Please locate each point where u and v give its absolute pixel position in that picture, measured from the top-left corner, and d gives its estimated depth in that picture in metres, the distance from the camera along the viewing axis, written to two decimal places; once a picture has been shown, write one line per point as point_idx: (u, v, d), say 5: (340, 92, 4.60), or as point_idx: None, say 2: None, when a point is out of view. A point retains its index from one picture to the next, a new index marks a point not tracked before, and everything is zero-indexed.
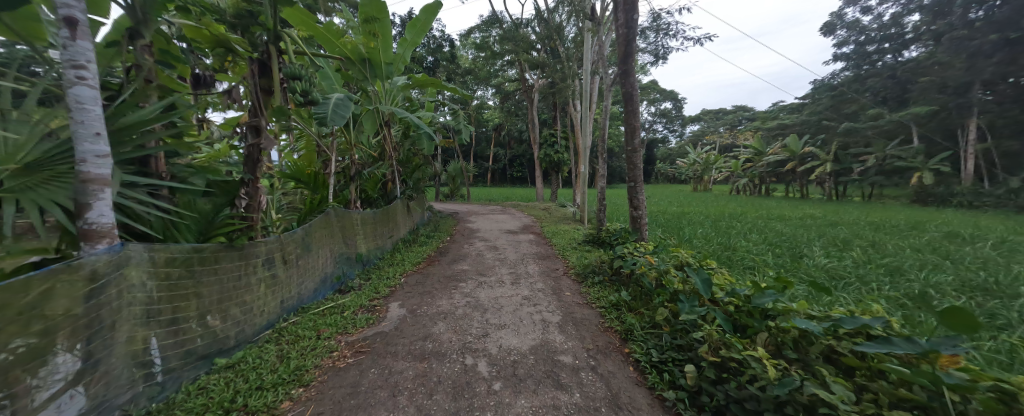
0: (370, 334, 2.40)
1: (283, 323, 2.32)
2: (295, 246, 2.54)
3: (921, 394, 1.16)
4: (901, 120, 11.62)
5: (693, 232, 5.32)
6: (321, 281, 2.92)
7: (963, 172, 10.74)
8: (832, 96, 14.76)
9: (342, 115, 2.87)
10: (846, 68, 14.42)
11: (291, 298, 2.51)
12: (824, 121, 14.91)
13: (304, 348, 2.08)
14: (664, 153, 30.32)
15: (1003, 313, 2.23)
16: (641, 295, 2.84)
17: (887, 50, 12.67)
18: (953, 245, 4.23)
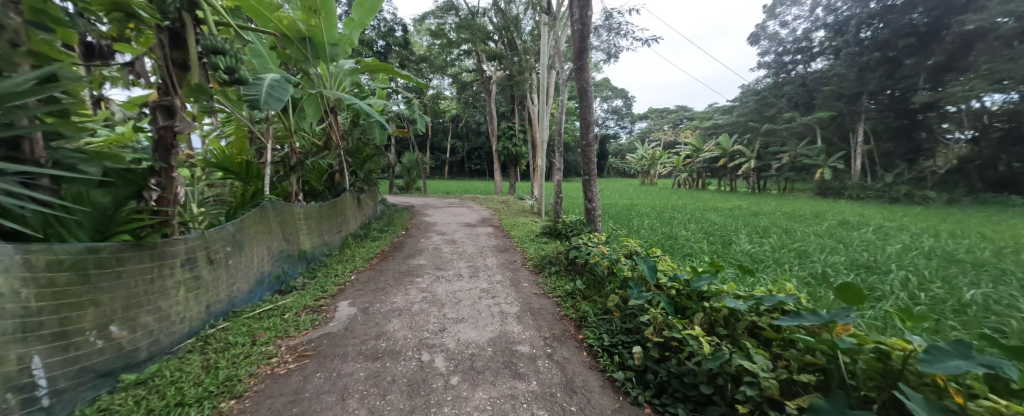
0: (315, 336, 2.25)
1: (210, 330, 2.09)
2: (223, 244, 2.29)
3: (822, 358, 1.34)
4: (809, 123, 13.31)
5: (641, 223, 5.68)
6: (257, 282, 2.68)
7: (855, 169, 12.60)
8: (757, 100, 16.45)
9: (279, 97, 2.63)
10: (768, 75, 16.14)
11: (219, 302, 2.27)
12: (751, 122, 16.61)
13: (236, 356, 1.90)
14: (616, 149, 31.85)
15: (880, 286, 2.68)
16: (594, 282, 2.98)
17: (801, 60, 14.39)
18: (845, 231, 4.97)
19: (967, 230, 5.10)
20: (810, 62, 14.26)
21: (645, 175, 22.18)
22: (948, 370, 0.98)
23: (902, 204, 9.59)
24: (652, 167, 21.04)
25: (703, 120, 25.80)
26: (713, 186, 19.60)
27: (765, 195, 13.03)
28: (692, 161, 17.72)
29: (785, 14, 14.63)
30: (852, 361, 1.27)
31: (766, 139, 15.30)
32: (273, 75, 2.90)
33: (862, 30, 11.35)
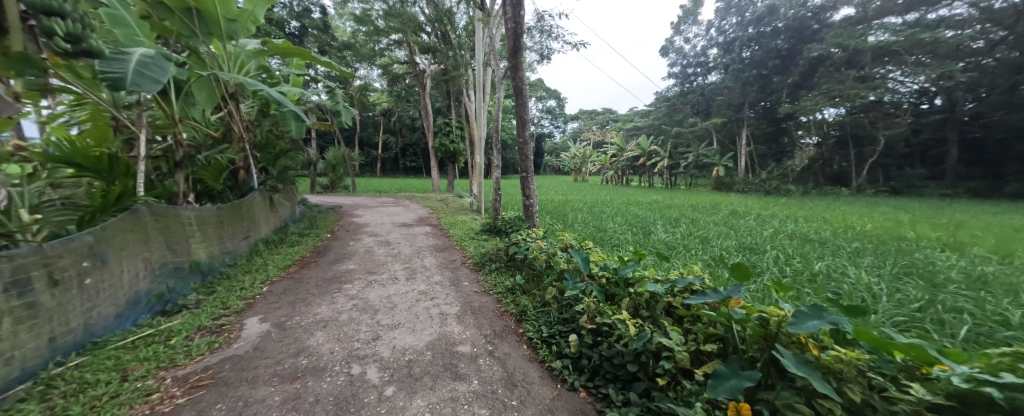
0: (213, 362, 1.93)
1: (54, 370, 1.66)
2: (73, 260, 1.84)
3: (721, 328, 1.57)
4: (709, 127, 15.37)
5: (574, 218, 6.01)
6: (127, 303, 2.20)
7: (743, 167, 14.94)
8: (669, 105, 18.51)
9: (153, 77, 2.21)
10: (676, 84, 18.23)
11: (69, 333, 1.81)
12: (664, 125, 18.64)
13: (95, 399, 1.53)
14: (551, 147, 33.18)
15: (762, 264, 3.23)
16: (534, 276, 3.08)
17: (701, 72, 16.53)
18: (736, 219, 5.89)
19: (817, 215, 6.43)
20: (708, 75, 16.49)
21: (577, 172, 23.43)
22: (809, 328, 1.20)
23: (777, 196, 11.66)
24: (583, 164, 22.34)
25: (626, 121, 28.14)
26: (636, 182, 21.54)
27: (677, 190, 14.75)
28: (618, 159, 19.23)
29: (689, 31, 16.64)
30: (742, 329, 1.50)
31: (676, 140, 17.28)
32: (146, 50, 2.42)
33: (744, 50, 13.96)
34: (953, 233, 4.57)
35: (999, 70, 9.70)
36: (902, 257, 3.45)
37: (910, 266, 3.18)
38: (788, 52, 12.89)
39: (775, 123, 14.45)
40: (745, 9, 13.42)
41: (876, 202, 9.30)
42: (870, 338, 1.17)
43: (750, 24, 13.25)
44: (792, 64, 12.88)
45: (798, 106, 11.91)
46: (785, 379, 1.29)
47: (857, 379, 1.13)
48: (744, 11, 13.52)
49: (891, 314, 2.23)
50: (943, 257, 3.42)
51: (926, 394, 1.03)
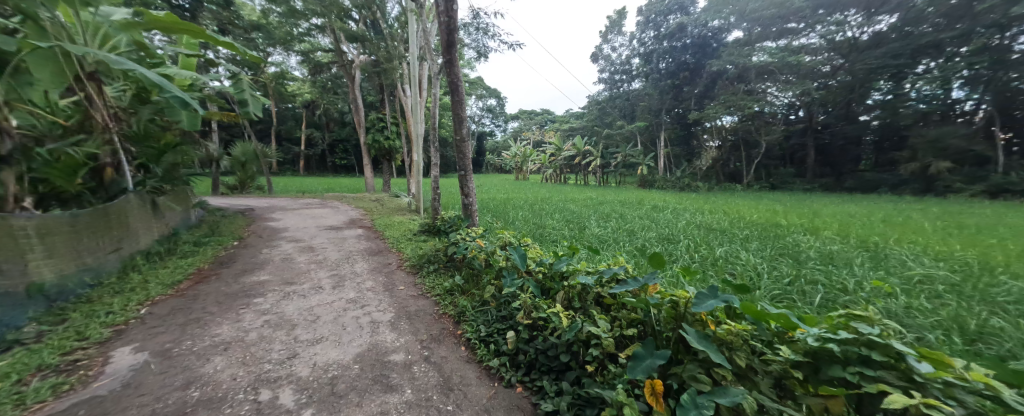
0: (63, 407, 1.54)
1: None
2: None
3: (641, 313, 1.74)
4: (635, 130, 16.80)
5: (515, 215, 6.09)
6: None
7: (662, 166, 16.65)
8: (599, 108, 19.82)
9: None
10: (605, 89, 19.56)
11: None
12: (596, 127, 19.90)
13: None
14: (492, 146, 33.21)
15: (678, 252, 3.66)
16: (473, 275, 3.06)
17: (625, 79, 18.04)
18: (660, 213, 6.54)
19: (723, 208, 7.44)
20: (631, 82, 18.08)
21: (517, 170, 23.79)
22: (708, 307, 1.39)
23: (689, 191, 13.27)
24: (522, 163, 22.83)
25: (562, 123, 29.50)
26: (572, 180, 22.68)
27: (608, 187, 15.89)
28: (556, 158, 19.94)
29: (615, 41, 17.94)
30: (657, 312, 1.67)
31: (606, 141, 18.61)
32: None
33: (661, 61, 15.47)
34: (814, 220, 5.70)
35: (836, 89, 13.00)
36: (780, 242, 4.18)
37: (784, 248, 3.89)
38: (694, 66, 15.01)
39: (686, 128, 16.45)
40: (661, 24, 15.16)
41: (763, 196, 11.09)
42: (752, 311, 1.40)
43: (665, 38, 14.99)
44: (698, 76, 15.07)
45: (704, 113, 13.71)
46: (689, 354, 1.48)
47: (743, 347, 1.34)
48: (661, 26, 15.28)
49: (770, 289, 2.71)
50: (808, 240, 4.24)
51: (789, 353, 1.28)
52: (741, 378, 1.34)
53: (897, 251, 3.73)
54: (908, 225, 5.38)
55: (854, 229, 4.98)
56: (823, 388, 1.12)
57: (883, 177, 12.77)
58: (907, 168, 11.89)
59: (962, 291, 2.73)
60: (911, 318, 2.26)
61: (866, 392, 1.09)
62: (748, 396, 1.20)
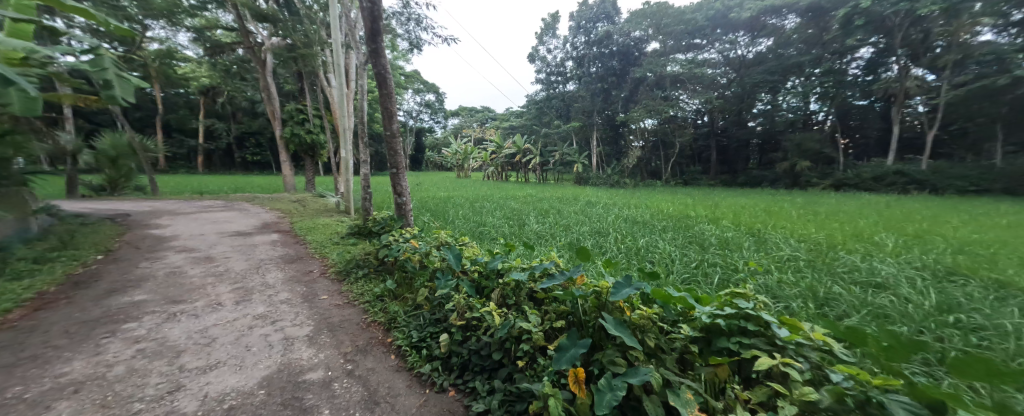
0: None
1: None
2: None
3: (569, 305, 1.85)
4: (569, 130, 17.63)
5: (455, 214, 5.98)
6: None
7: (594, 164, 17.66)
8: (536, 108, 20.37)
9: None
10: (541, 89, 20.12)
11: None
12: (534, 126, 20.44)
13: None
14: (432, 143, 32.04)
15: (606, 245, 3.96)
16: (406, 279, 2.93)
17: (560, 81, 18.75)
18: (594, 208, 6.97)
19: (647, 202, 8.22)
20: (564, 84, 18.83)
21: (457, 168, 23.32)
22: (623, 295, 1.54)
23: (619, 188, 14.38)
24: (462, 161, 22.49)
25: (501, 122, 29.78)
26: (512, 178, 22.97)
27: (547, 184, 16.42)
28: (496, 156, 19.94)
29: (550, 43, 18.61)
30: (582, 303, 1.78)
31: (544, 140, 19.19)
32: None
33: (592, 66, 16.52)
34: (717, 212, 6.62)
35: (731, 99, 15.36)
36: (689, 231, 4.78)
37: (694, 237, 4.45)
38: (620, 72, 16.27)
39: (615, 129, 17.70)
40: (591, 31, 16.20)
41: (679, 191, 12.49)
42: (660, 296, 1.58)
43: (595, 44, 16.08)
44: (623, 81, 16.35)
45: (629, 115, 15.00)
46: (610, 340, 1.61)
47: (652, 329, 1.52)
48: (590, 33, 16.32)
49: (680, 274, 3.10)
50: (711, 229, 4.91)
51: (689, 331, 1.47)
52: (652, 357, 1.50)
53: (772, 235, 4.54)
54: (781, 213, 6.57)
55: (746, 218, 5.90)
56: (713, 358, 1.34)
57: (764, 175, 15.38)
58: (780, 167, 14.68)
59: (814, 265, 3.44)
60: (781, 291, 2.76)
61: (743, 357, 1.31)
62: (656, 372, 1.35)
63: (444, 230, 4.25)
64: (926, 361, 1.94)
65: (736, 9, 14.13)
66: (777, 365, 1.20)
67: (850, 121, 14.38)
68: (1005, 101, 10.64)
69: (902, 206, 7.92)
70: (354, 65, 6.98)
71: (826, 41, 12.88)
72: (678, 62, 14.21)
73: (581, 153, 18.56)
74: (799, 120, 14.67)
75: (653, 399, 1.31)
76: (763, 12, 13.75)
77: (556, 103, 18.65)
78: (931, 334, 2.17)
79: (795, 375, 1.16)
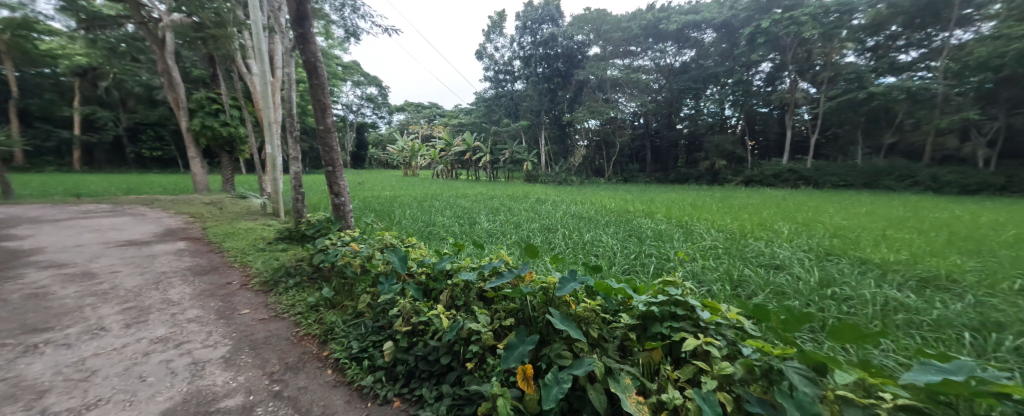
0: None
1: None
2: None
3: (518, 303, 1.86)
4: (518, 128, 17.81)
5: (402, 214, 5.69)
6: None
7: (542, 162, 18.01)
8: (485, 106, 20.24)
9: None
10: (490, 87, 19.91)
11: None
12: (483, 123, 20.30)
13: None
14: (374, 138, 30.12)
15: (555, 241, 4.07)
16: (345, 285, 2.71)
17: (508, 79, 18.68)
18: (544, 205, 7.12)
19: (593, 198, 8.62)
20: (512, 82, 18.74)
21: (403, 166, 22.27)
22: (568, 290, 1.58)
23: (567, 185, 14.89)
24: (408, 159, 21.43)
25: (448, 119, 29.08)
26: (462, 176, 22.49)
27: (497, 182, 16.36)
28: (446, 154, 19.36)
29: (497, 41, 18.60)
30: (530, 300, 1.80)
31: (494, 138, 19.07)
32: None
33: (539, 66, 16.82)
34: (652, 206, 7.18)
35: (660, 104, 16.84)
36: (630, 225, 5.12)
37: (633, 230, 4.77)
38: (565, 73, 16.78)
39: (561, 128, 18.19)
40: (537, 31, 16.39)
41: (621, 188, 13.28)
42: (603, 289, 1.66)
43: (540, 45, 16.34)
44: (568, 83, 16.90)
45: (575, 116, 15.78)
46: (557, 334, 1.65)
47: (595, 321, 1.59)
48: (536, 34, 16.52)
49: (622, 266, 3.32)
50: (648, 223, 5.32)
51: (628, 320, 1.57)
52: (596, 347, 1.57)
53: (698, 227, 5.05)
54: (706, 207, 7.32)
55: (677, 212, 6.49)
56: (648, 343, 1.44)
57: (690, 172, 17.06)
58: (704, 166, 16.41)
59: (731, 251, 3.89)
60: (704, 276, 3.09)
61: (673, 340, 1.43)
62: (599, 361, 1.42)
63: (389, 231, 4.03)
64: (812, 329, 2.31)
65: (664, 21, 15.53)
66: (701, 345, 1.34)
67: (756, 126, 16.61)
68: (862, 111, 13.19)
69: (798, 199, 9.32)
70: (280, 51, 6.27)
71: (737, 55, 14.77)
72: (617, 67, 15.48)
73: (530, 151, 18.77)
74: (716, 124, 16.73)
75: (596, 387, 1.37)
76: (686, 25, 15.33)
77: (504, 101, 18.70)
78: (815, 305, 2.59)
79: (715, 352, 1.31)
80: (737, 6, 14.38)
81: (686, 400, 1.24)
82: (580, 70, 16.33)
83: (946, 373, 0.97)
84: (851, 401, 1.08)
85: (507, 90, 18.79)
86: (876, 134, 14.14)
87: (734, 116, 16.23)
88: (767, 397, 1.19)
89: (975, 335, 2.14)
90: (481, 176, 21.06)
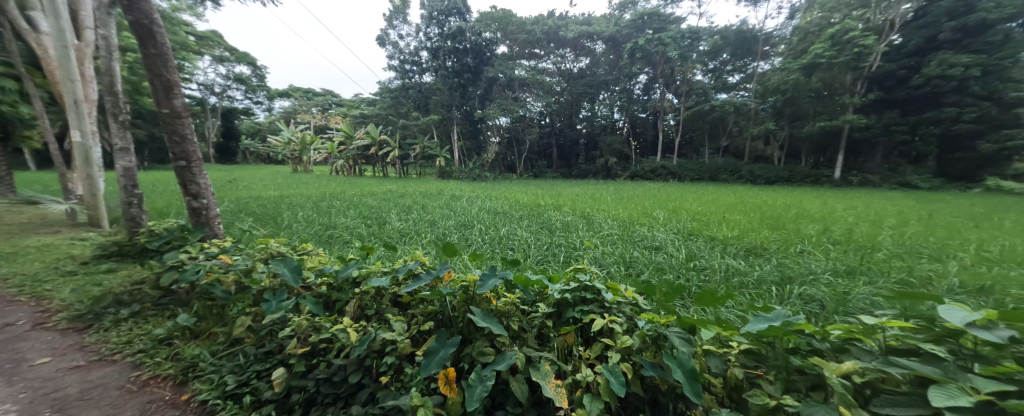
0: None
1: None
2: None
3: (438, 305, 1.74)
4: (427, 123, 16.94)
5: (292, 216, 4.85)
6: None
7: (455, 158, 17.48)
8: (389, 98, 18.72)
9: None
10: (395, 77, 18.37)
11: None
12: (388, 116, 18.80)
13: None
14: (249, 128, 25.04)
15: (471, 238, 4.00)
16: (213, 308, 2.16)
17: (415, 70, 17.44)
18: (459, 202, 6.92)
19: (507, 194, 8.76)
20: (420, 74, 17.50)
21: (290, 162, 19.13)
22: (489, 286, 1.54)
23: (481, 181, 14.92)
24: (295, 154, 18.28)
25: (346, 109, 26.15)
26: (367, 173, 20.27)
27: (408, 179, 15.35)
28: (346, 148, 17.22)
29: (401, 29, 17.37)
30: (450, 300, 1.70)
31: (403, 132, 17.85)
32: None
33: (448, 59, 16.11)
34: (561, 200, 7.68)
35: (562, 107, 18.12)
36: (541, 218, 5.37)
37: (545, 223, 5.03)
38: (475, 69, 16.57)
39: (473, 125, 18.03)
40: (443, 23, 15.70)
41: (535, 183, 13.73)
42: (521, 282, 1.67)
43: (448, 38, 15.74)
44: (478, 79, 16.80)
45: (486, 112, 16.05)
46: (478, 331, 1.59)
47: (515, 314, 1.59)
48: (443, 26, 15.80)
49: (536, 258, 3.45)
50: (558, 215, 5.67)
51: (546, 308, 1.62)
52: (516, 340, 1.57)
53: (597, 217, 5.59)
54: (604, 199, 8.17)
55: (582, 204, 7.09)
56: (564, 328, 1.51)
57: (589, 168, 19.03)
58: (601, 163, 18.26)
59: (623, 237, 4.42)
60: (604, 260, 3.43)
61: (585, 322, 1.53)
62: (520, 353, 1.41)
63: (277, 237, 3.39)
64: (684, 298, 2.77)
65: (563, 29, 16.83)
66: (607, 324, 1.46)
67: (637, 128, 19.33)
68: (708, 120, 16.64)
69: (672, 190, 11.15)
70: (90, 6, 4.64)
71: (621, 67, 16.96)
72: (524, 67, 16.13)
73: (442, 146, 18.16)
74: (607, 126, 18.85)
75: (518, 378, 1.35)
76: (581, 35, 16.85)
77: (411, 93, 17.60)
78: (684, 277, 3.13)
79: (618, 328, 1.44)
80: (620, 23, 16.37)
81: (596, 376, 1.31)
82: (489, 67, 16.46)
83: (768, 320, 1.36)
84: (712, 352, 1.35)
85: (415, 82, 17.61)
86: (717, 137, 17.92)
87: (621, 120, 18.50)
88: (657, 360, 1.37)
89: (777, 288, 2.88)
90: (388, 172, 19.51)
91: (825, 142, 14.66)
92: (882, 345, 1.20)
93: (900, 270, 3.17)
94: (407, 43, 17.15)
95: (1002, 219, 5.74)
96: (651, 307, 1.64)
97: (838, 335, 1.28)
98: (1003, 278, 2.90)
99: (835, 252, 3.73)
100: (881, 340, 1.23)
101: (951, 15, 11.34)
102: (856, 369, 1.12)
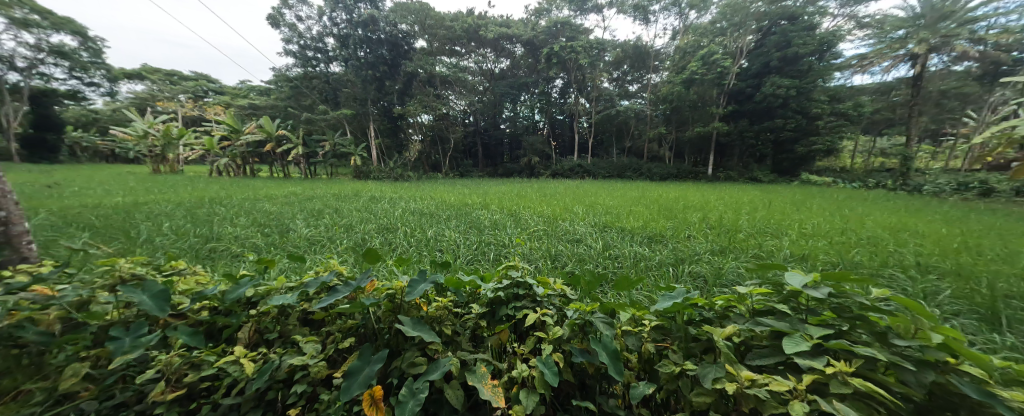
0: None
1: None
2: None
3: (358, 319, 1.51)
4: (338, 118, 15.24)
5: (154, 229, 3.85)
6: None
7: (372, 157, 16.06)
8: (290, 88, 16.45)
9: None
10: (295, 65, 16.21)
11: None
12: (288, 109, 16.42)
13: None
14: (81, 117, 19.27)
15: (396, 241, 3.68)
16: (21, 357, 1.41)
17: (320, 59, 15.65)
18: (376, 204, 6.34)
19: (429, 194, 8.35)
20: (327, 63, 15.81)
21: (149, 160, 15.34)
22: (418, 292, 1.38)
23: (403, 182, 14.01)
24: (155, 151, 14.68)
25: (230, 99, 22.08)
26: (261, 173, 17.30)
27: (315, 180, 13.57)
28: (233, 144, 14.50)
29: (299, 9, 15.34)
30: (373, 311, 1.48)
31: (307, 126, 15.73)
32: None
33: (359, 49, 14.87)
34: (488, 198, 7.64)
35: (484, 106, 18.07)
36: (469, 217, 5.25)
37: (472, 222, 4.94)
38: (391, 62, 15.55)
39: (392, 121, 16.95)
40: (352, 9, 14.49)
41: (461, 183, 13.20)
42: (452, 284, 1.54)
43: (359, 26, 14.54)
44: (395, 73, 15.91)
45: (405, 109, 15.30)
46: (407, 341, 1.42)
47: (444, 318, 1.46)
48: (352, 12, 14.57)
49: (467, 259, 3.34)
50: (485, 214, 5.62)
51: (477, 308, 1.52)
52: (448, 345, 1.45)
53: (523, 214, 5.70)
54: (528, 196, 8.38)
55: (507, 202, 7.17)
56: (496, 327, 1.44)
57: (513, 167, 19.48)
58: (525, 162, 18.71)
59: (549, 232, 4.54)
60: (530, 255, 3.48)
61: (517, 318, 1.47)
62: (453, 358, 1.30)
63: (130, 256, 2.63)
64: (606, 286, 2.95)
65: (482, 28, 16.76)
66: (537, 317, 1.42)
67: (556, 129, 20.42)
68: (615, 122, 18.47)
69: (587, 187, 11.97)
70: None
71: (539, 70, 17.86)
72: (445, 64, 15.75)
73: (356, 144, 16.64)
74: (529, 126, 19.45)
75: (453, 384, 1.24)
76: (501, 37, 17.11)
77: (316, 83, 15.72)
78: (602, 266, 3.36)
79: (549, 320, 1.41)
80: (537, 28, 17.09)
81: (531, 370, 1.26)
82: (407, 61, 15.68)
83: (671, 298, 1.47)
84: (629, 332, 1.42)
85: (321, 71, 15.85)
86: (622, 139, 20.04)
87: (540, 121, 19.29)
88: (584, 346, 1.39)
89: (673, 268, 3.26)
90: (290, 173, 17.10)
91: (701, 145, 17.52)
92: (751, 309, 1.40)
93: (755, 246, 3.88)
94: (308, 26, 15.26)
95: (812, 203, 7.56)
96: (576, 297, 1.64)
97: (720, 304, 1.45)
98: (815, 247, 3.76)
99: (712, 235, 4.39)
100: (750, 306, 1.43)
101: (777, 47, 14.67)
102: (734, 331, 1.27)
